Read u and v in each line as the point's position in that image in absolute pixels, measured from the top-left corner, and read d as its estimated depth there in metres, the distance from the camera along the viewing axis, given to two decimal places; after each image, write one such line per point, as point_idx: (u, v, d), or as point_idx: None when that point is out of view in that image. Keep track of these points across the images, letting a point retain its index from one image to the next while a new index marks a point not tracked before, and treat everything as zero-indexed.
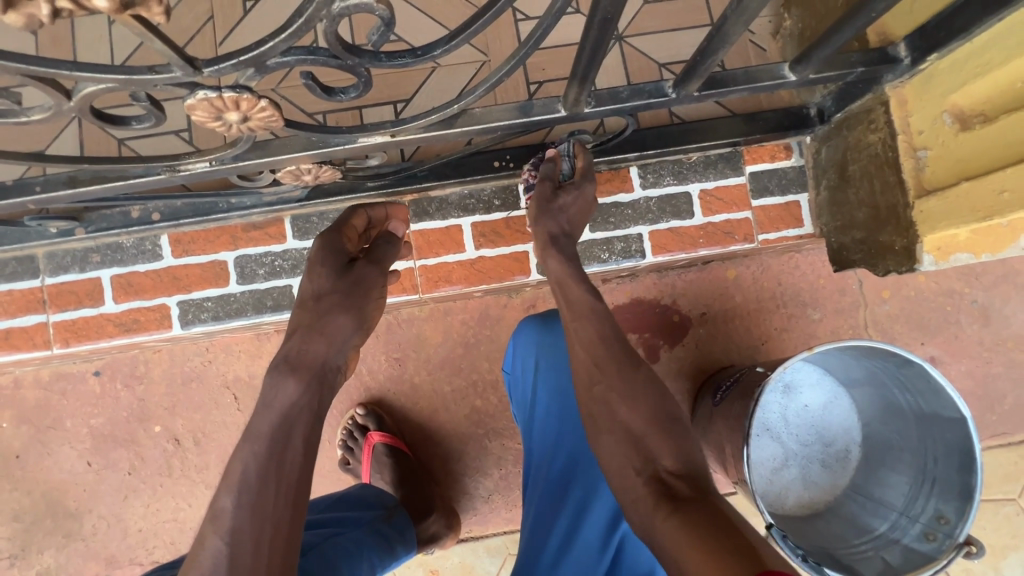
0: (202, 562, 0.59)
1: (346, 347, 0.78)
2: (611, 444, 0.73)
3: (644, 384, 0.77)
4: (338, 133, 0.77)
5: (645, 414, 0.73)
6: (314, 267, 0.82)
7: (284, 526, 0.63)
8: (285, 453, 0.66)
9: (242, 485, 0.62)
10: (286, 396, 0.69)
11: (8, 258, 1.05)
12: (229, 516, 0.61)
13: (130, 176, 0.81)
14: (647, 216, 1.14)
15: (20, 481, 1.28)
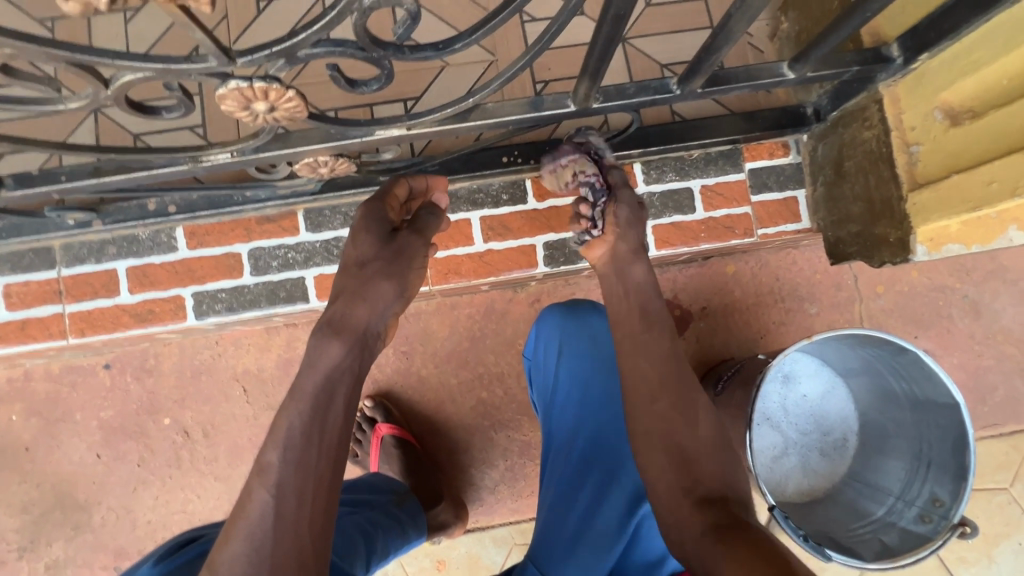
0: (250, 510, 0.64)
1: (385, 318, 0.80)
2: (670, 468, 0.81)
3: (704, 420, 0.84)
4: (357, 126, 0.80)
5: (703, 444, 0.82)
6: (358, 235, 0.83)
7: (325, 481, 0.67)
8: (328, 412, 0.70)
9: (287, 441, 0.67)
10: (329, 357, 0.72)
11: (25, 250, 1.07)
12: (275, 471, 0.65)
13: (154, 166, 0.83)
14: (651, 210, 1.17)
15: (29, 473, 1.29)
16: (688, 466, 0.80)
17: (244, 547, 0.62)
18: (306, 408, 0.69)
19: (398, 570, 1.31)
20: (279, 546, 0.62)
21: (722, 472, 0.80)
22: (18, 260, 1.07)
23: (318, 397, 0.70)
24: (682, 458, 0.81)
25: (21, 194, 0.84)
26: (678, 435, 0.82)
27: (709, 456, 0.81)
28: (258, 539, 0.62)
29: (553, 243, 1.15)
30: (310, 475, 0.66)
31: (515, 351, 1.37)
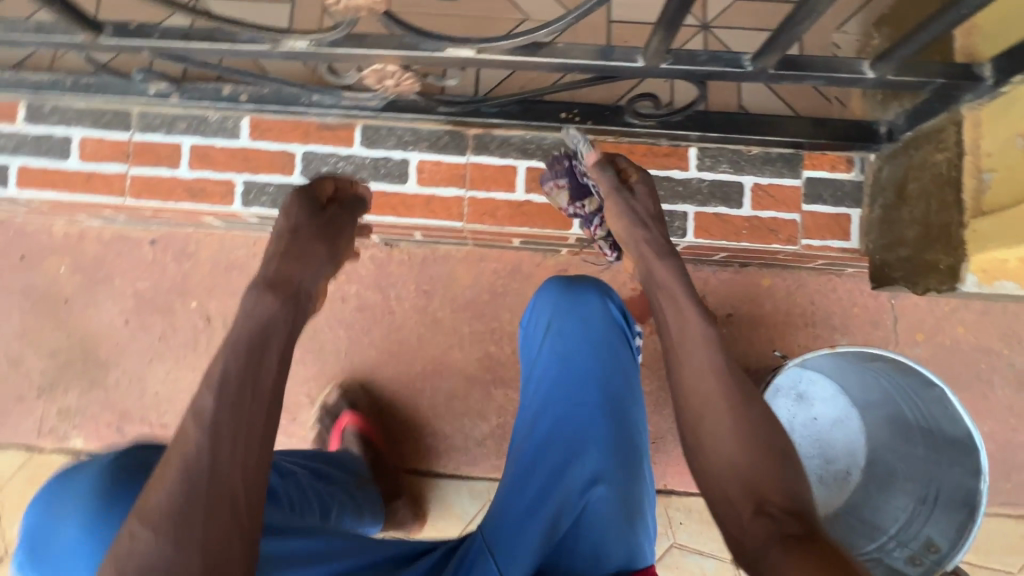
0: (182, 451, 0.60)
1: (316, 280, 0.80)
2: (723, 481, 0.65)
3: (750, 411, 0.67)
4: (429, 38, 0.83)
5: (757, 433, 0.66)
6: (289, 210, 0.86)
7: (253, 430, 0.62)
8: (262, 359, 0.66)
9: (221, 384, 0.63)
10: (263, 307, 0.70)
11: (107, 110, 1.14)
12: (209, 413, 0.61)
13: (238, 39, 0.89)
14: (697, 197, 1.14)
15: (64, 323, 1.38)
16: (747, 474, 0.64)
17: (176, 489, 0.58)
18: (240, 348, 0.66)
19: (372, 497, 1.33)
20: (214, 485, 0.59)
21: (788, 472, 0.64)
22: (98, 116, 1.14)
23: (252, 338, 0.67)
24: (734, 458, 0.65)
25: (116, 45, 0.90)
26: (714, 440, 0.67)
27: (774, 454, 0.64)
28: (192, 475, 0.59)
29: None
30: (240, 426, 0.62)
31: None
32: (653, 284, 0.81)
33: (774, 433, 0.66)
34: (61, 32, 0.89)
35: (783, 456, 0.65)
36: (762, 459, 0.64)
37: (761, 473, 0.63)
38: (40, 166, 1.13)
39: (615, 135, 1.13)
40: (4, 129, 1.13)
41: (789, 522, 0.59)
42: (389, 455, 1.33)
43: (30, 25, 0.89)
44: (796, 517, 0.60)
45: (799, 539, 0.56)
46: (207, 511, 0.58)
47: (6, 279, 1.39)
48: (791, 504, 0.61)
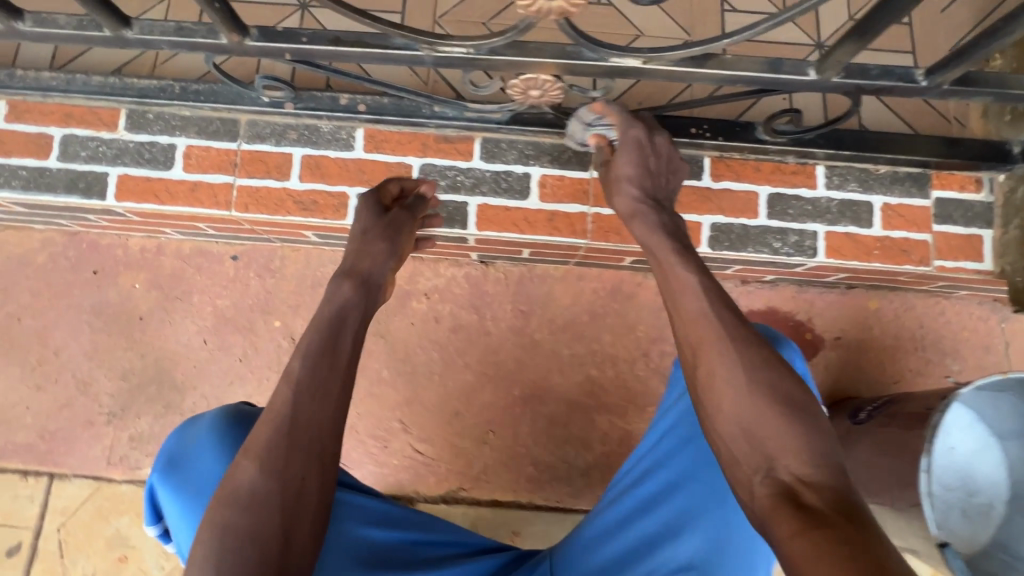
0: (264, 434, 0.70)
1: (383, 271, 0.92)
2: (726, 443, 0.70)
3: (764, 363, 0.72)
4: (601, 46, 0.80)
5: (765, 389, 0.70)
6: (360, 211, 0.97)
7: (322, 420, 0.72)
8: (334, 349, 0.78)
9: (296, 379, 0.74)
10: (341, 295, 0.85)
11: (213, 118, 1.09)
12: (286, 401, 0.72)
13: (391, 45, 0.84)
14: (826, 216, 1.11)
15: (137, 342, 1.30)
16: (758, 434, 0.68)
17: (254, 475, 0.68)
18: (319, 342, 0.78)
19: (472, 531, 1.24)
20: (287, 469, 0.68)
21: (795, 429, 0.67)
22: (204, 125, 1.08)
23: (331, 320, 0.81)
24: (746, 419, 0.69)
25: (260, 48, 0.85)
26: (715, 397, 0.72)
27: (778, 409, 0.68)
28: (276, 456, 0.69)
29: (720, 225, 1.10)
30: (312, 416, 0.72)
31: (633, 337, 1.33)
32: (658, 256, 0.85)
33: (782, 385, 0.70)
34: (203, 34, 0.84)
35: (796, 412, 0.68)
36: (761, 417, 0.68)
37: (775, 435, 0.67)
38: (140, 176, 1.07)
39: (743, 152, 1.10)
40: (104, 137, 1.07)
41: (797, 485, 0.63)
42: (489, 487, 1.25)
43: (168, 25, 0.84)
44: (807, 478, 0.63)
45: (807, 506, 0.60)
46: (284, 476, 0.69)
47: (77, 295, 1.31)
48: (798, 464, 0.64)
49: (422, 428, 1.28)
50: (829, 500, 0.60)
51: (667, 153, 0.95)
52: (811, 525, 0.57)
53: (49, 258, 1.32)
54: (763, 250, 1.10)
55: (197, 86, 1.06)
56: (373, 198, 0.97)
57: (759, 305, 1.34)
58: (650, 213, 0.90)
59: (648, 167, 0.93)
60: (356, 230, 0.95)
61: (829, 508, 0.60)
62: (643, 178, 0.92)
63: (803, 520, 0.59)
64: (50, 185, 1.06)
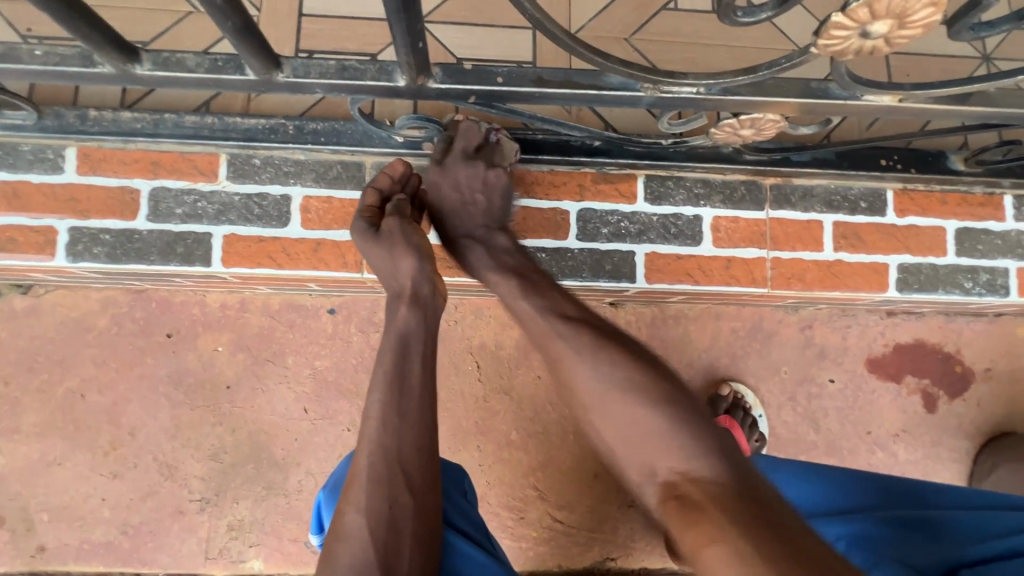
0: (356, 499, 0.71)
1: (428, 280, 0.84)
2: (620, 451, 0.64)
3: (613, 361, 0.68)
4: (866, 83, 0.67)
5: (620, 387, 0.66)
6: (370, 249, 0.84)
7: (403, 473, 0.73)
8: (403, 388, 0.78)
9: (371, 445, 0.74)
10: (399, 320, 0.82)
11: (332, 161, 0.92)
12: (363, 471, 0.73)
13: (605, 85, 0.69)
14: (1018, 250, 1.01)
15: (226, 415, 1.13)
16: (637, 443, 0.63)
17: (349, 559, 0.68)
18: (390, 396, 0.76)
19: None
20: (376, 541, 0.69)
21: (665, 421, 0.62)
22: (323, 171, 0.91)
23: (397, 355, 0.80)
24: (601, 414, 0.66)
25: (440, 91, 0.69)
26: (593, 417, 0.67)
27: (630, 403, 0.64)
28: (373, 529, 0.70)
29: (908, 266, 1.00)
30: (397, 478, 0.73)
31: (777, 379, 1.22)
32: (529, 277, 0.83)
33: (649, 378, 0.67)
34: (373, 75, 0.67)
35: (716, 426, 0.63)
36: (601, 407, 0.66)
37: (655, 435, 0.62)
38: (251, 235, 0.90)
39: (930, 183, 0.99)
40: (202, 189, 0.89)
41: (683, 484, 0.58)
42: (640, 555, 1.15)
43: (328, 64, 0.67)
44: (690, 474, 0.58)
45: (691, 502, 0.55)
46: (387, 549, 0.69)
47: (150, 363, 1.13)
48: (676, 460, 0.59)
49: (560, 494, 1.15)
50: (713, 493, 0.55)
51: (475, 174, 0.89)
52: (699, 519, 0.53)
53: (112, 321, 1.13)
54: (953, 291, 1.00)
55: (316, 124, 0.89)
56: (361, 221, 0.85)
57: (907, 338, 1.24)
58: (511, 248, 0.88)
59: (488, 203, 0.90)
60: (376, 263, 0.85)
61: (708, 500, 0.55)
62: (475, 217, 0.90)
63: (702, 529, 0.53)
64: (141, 251, 0.88)
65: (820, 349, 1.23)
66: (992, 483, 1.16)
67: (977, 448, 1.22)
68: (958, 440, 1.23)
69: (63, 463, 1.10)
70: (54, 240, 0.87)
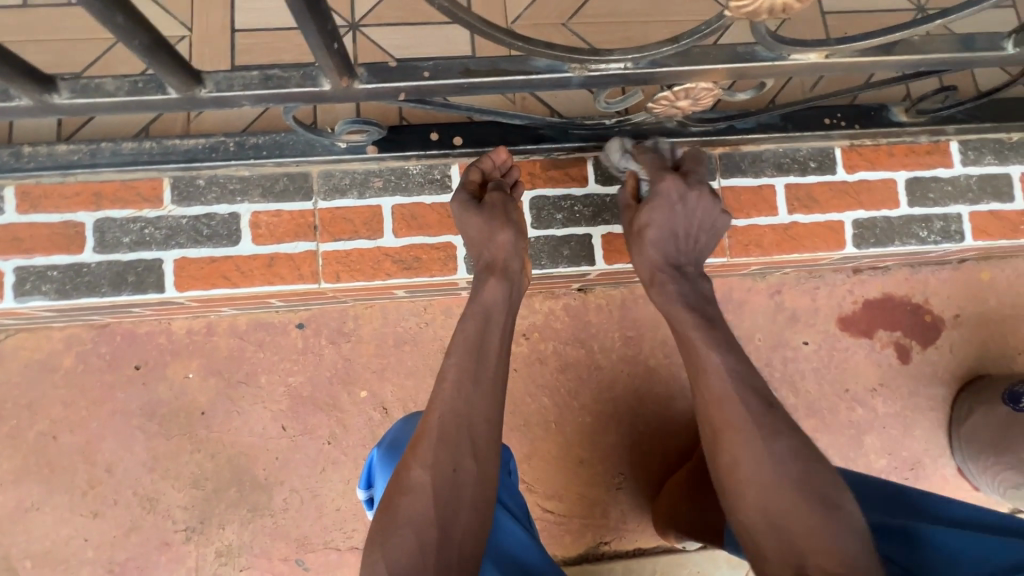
0: (423, 456, 0.72)
1: (518, 255, 0.85)
2: (778, 522, 0.70)
3: (795, 454, 0.73)
4: (788, 43, 0.67)
5: (782, 484, 0.71)
6: (466, 222, 0.85)
7: (470, 440, 0.74)
8: (481, 359, 0.79)
9: (450, 410, 0.75)
10: (489, 294, 0.83)
11: (278, 174, 0.91)
12: (433, 429, 0.74)
13: (533, 70, 0.68)
14: (967, 194, 1.02)
15: (204, 441, 1.12)
16: (780, 526, 0.69)
17: (411, 514, 0.69)
18: (467, 361, 0.78)
19: None
20: (437, 496, 0.70)
21: (839, 531, 0.66)
22: (269, 185, 0.90)
23: (479, 325, 0.81)
24: (775, 511, 0.70)
25: (368, 91, 0.68)
26: (742, 488, 0.73)
27: (806, 504, 0.69)
28: (439, 486, 0.70)
29: (863, 221, 1.01)
30: (463, 441, 0.73)
31: (752, 347, 1.23)
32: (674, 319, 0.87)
33: (810, 477, 0.71)
34: (298, 81, 0.66)
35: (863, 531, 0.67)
36: (804, 522, 0.68)
37: (811, 532, 0.67)
38: (202, 257, 0.89)
39: (876, 137, 1.00)
40: (148, 215, 0.88)
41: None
42: (633, 536, 1.15)
43: (251, 75, 0.66)
44: (829, 571, 0.63)
45: None
46: (451, 501, 0.70)
47: (121, 398, 1.12)
48: (828, 559, 0.64)
49: (548, 484, 1.15)
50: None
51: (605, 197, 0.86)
52: None
53: (77, 359, 1.11)
54: (909, 242, 1.01)
55: (257, 138, 0.88)
56: (463, 193, 0.86)
57: (875, 292, 1.25)
58: (680, 280, 0.88)
59: (674, 228, 0.88)
60: (471, 233, 0.85)
61: None
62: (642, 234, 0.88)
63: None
64: (92, 284, 0.87)
65: (792, 313, 1.24)
66: (968, 426, 1.18)
67: (952, 393, 1.24)
68: (934, 388, 1.24)
69: (42, 508, 1.08)
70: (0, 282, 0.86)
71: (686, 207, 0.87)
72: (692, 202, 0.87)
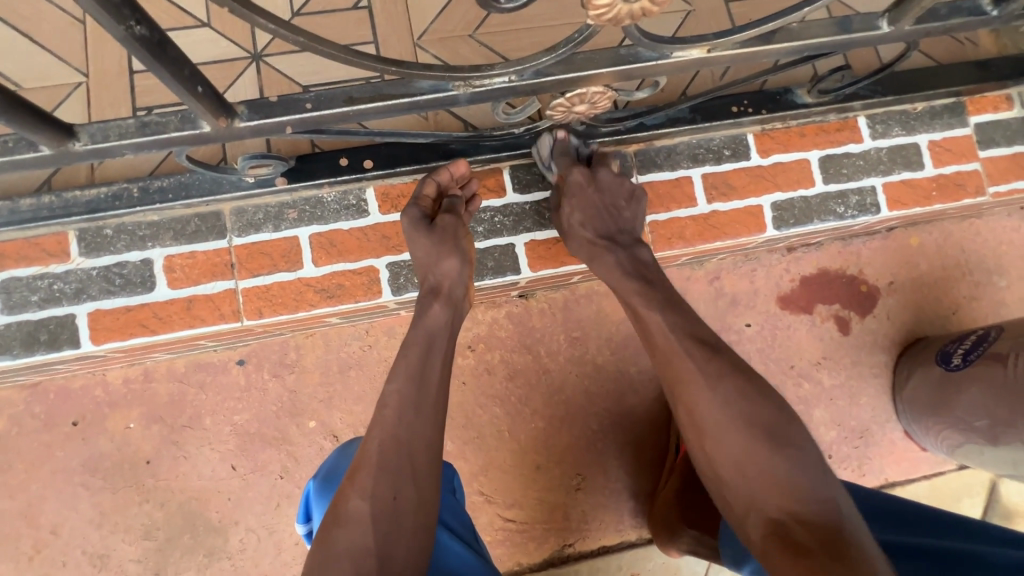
0: (362, 485, 0.71)
1: (463, 282, 0.87)
2: (733, 476, 0.74)
3: (739, 398, 0.75)
4: (666, 43, 0.67)
5: (743, 425, 0.74)
6: (413, 239, 0.86)
7: (411, 468, 0.73)
8: (426, 383, 0.78)
9: (392, 438, 0.73)
10: (432, 318, 0.83)
11: (189, 216, 0.89)
12: (372, 457, 0.72)
13: (417, 91, 0.68)
14: (879, 167, 1.05)
15: (152, 491, 1.10)
16: (747, 472, 0.73)
17: (350, 545, 0.67)
18: (408, 388, 0.76)
19: None
20: (377, 524, 0.68)
21: (787, 465, 0.71)
22: (181, 227, 0.89)
23: (422, 350, 0.81)
24: (729, 456, 0.74)
25: (252, 128, 0.67)
26: (711, 447, 0.76)
27: (757, 448, 0.72)
28: (377, 514, 0.69)
29: (781, 203, 1.02)
30: (404, 468, 0.72)
31: None
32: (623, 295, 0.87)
33: (759, 418, 0.74)
34: (177, 125, 0.65)
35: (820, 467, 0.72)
36: (763, 466, 0.71)
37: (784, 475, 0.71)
38: (116, 307, 0.87)
39: (785, 120, 1.02)
40: (55, 271, 0.86)
41: (792, 525, 0.67)
42: (596, 535, 1.16)
43: (127, 123, 0.65)
44: (799, 516, 0.68)
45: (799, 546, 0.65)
46: (391, 525, 0.69)
47: (60, 457, 1.09)
48: (787, 502, 0.69)
49: (507, 493, 1.15)
50: (819, 538, 0.65)
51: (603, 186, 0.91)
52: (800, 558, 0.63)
53: (11, 422, 1.08)
54: (829, 219, 1.04)
55: (161, 181, 0.86)
56: (415, 210, 0.87)
57: (810, 268, 1.28)
58: (613, 248, 0.88)
59: (598, 206, 0.90)
60: (419, 254, 0.86)
61: (815, 543, 0.64)
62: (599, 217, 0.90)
63: (806, 565, 0.62)
64: (3, 346, 0.85)
65: (732, 298, 1.26)
66: (908, 390, 1.21)
67: (893, 358, 1.27)
68: (875, 355, 1.27)
69: None
70: None
71: (598, 186, 0.91)
72: (603, 180, 0.91)
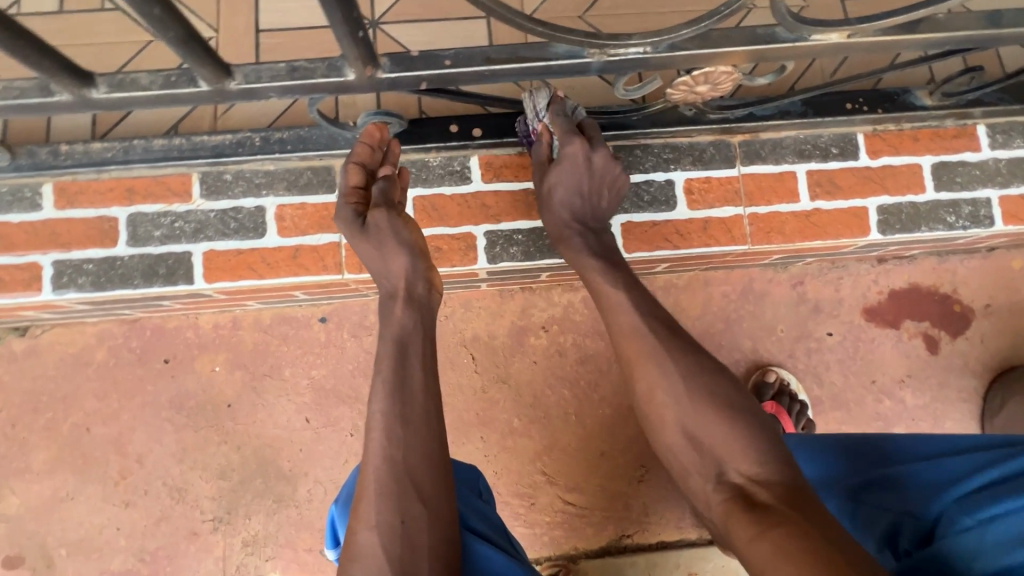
0: (366, 516, 0.66)
1: (422, 277, 0.80)
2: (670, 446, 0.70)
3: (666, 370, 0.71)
4: (808, 24, 0.66)
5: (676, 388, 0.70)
6: (358, 245, 0.80)
7: (415, 486, 0.67)
8: (405, 385, 0.72)
9: (379, 465, 0.68)
10: (395, 324, 0.76)
11: (302, 168, 0.92)
12: (368, 489, 0.67)
13: (552, 56, 0.69)
14: (996, 178, 1.00)
15: (230, 434, 1.14)
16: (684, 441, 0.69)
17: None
18: (393, 406, 0.70)
19: None
20: (390, 555, 0.63)
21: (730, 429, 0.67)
22: (294, 178, 0.92)
23: (396, 356, 0.74)
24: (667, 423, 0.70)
25: (391, 80, 0.69)
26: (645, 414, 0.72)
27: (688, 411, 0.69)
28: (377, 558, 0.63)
29: (888, 207, 0.99)
30: (407, 487, 0.67)
31: (775, 338, 1.22)
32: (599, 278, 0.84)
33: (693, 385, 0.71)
34: (323, 72, 0.68)
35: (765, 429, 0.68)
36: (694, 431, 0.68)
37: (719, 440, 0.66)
38: (229, 250, 0.91)
39: (900, 122, 0.98)
40: (178, 210, 0.91)
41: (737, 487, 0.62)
42: (655, 528, 1.14)
43: (278, 67, 0.68)
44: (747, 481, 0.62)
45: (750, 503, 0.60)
46: (403, 563, 0.63)
47: (150, 391, 1.15)
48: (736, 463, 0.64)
49: (569, 477, 1.15)
50: (780, 495, 0.59)
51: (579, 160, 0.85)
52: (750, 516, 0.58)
53: (110, 353, 1.15)
54: (937, 227, 1.00)
55: (281, 133, 0.89)
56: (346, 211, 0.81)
57: (901, 282, 1.23)
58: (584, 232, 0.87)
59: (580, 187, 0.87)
60: (368, 257, 0.80)
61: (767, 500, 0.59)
62: (574, 201, 0.87)
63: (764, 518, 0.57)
64: (124, 276, 0.90)
65: (815, 304, 1.22)
66: (1000, 418, 1.14)
67: (984, 385, 1.21)
68: (964, 379, 1.21)
69: (76, 497, 1.11)
70: (40, 275, 0.90)
71: (593, 166, 0.86)
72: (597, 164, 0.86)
